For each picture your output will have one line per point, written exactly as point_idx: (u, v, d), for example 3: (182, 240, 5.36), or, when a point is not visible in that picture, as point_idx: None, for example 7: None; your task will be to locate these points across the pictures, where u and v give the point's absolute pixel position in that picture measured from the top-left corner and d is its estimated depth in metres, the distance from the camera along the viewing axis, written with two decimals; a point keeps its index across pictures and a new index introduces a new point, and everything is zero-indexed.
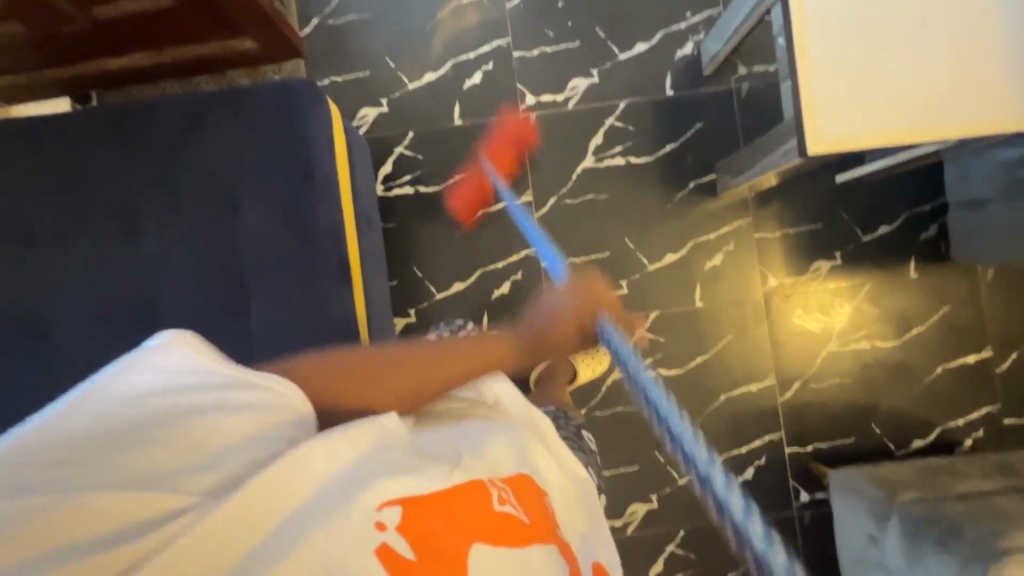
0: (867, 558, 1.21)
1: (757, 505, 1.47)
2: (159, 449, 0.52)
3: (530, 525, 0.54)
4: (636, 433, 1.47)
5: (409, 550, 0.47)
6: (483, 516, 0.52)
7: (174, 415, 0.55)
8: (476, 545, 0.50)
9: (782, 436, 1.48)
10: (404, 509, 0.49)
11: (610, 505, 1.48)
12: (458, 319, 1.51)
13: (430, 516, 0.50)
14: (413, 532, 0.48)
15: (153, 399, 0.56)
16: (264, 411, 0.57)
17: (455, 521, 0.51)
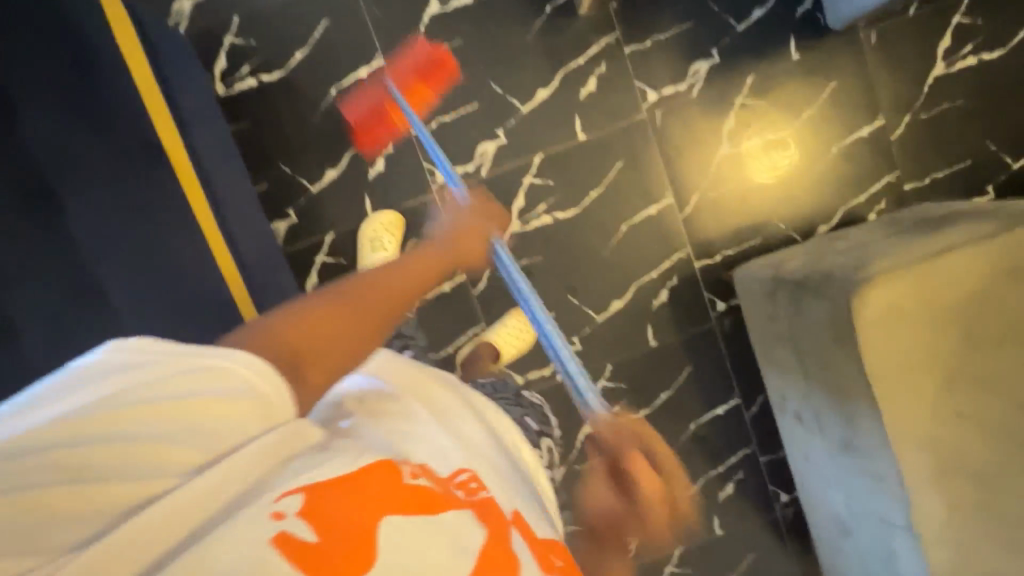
0: (767, 339, 1.22)
1: (677, 324, 1.48)
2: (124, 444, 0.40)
3: (444, 493, 0.47)
4: (544, 282, 1.46)
5: (312, 533, 0.38)
6: (394, 490, 0.44)
7: (144, 403, 0.42)
8: (385, 518, 0.42)
9: (689, 251, 1.46)
10: (307, 494, 0.41)
11: (534, 357, 1.49)
12: (341, 208, 1.44)
13: (333, 495, 0.41)
14: (317, 517, 0.40)
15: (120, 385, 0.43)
16: (229, 372, 0.46)
17: (360, 497, 0.42)
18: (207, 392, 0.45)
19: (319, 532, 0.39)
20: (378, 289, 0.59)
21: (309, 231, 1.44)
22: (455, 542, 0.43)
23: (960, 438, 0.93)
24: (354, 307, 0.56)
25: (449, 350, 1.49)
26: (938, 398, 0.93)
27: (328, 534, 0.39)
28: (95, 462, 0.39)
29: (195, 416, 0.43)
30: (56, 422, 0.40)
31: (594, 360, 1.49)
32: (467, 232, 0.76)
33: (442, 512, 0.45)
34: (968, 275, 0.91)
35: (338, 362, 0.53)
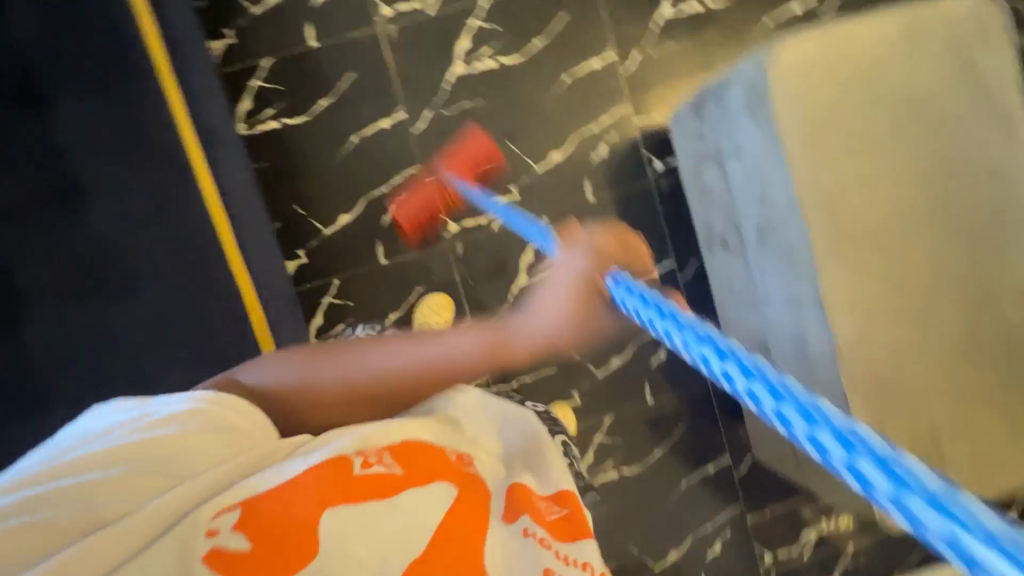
0: (698, 166, 1.25)
1: (617, 181, 1.49)
2: (141, 475, 0.56)
3: (400, 477, 0.56)
4: (484, 127, 1.46)
5: (243, 542, 0.49)
6: (343, 480, 0.54)
7: (147, 443, 0.58)
8: (330, 509, 0.51)
9: (631, 109, 1.48)
10: (242, 508, 0.51)
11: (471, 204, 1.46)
12: (282, 34, 1.41)
13: (268, 500, 0.52)
14: (251, 526, 0.50)
15: (126, 446, 0.58)
16: (202, 414, 0.61)
17: (301, 493, 0.53)
18: (207, 437, 0.60)
19: (252, 540, 0.49)
20: (382, 358, 0.72)
21: (247, 54, 1.40)
22: (413, 530, 0.52)
23: (863, 204, 0.95)
24: (349, 382, 0.70)
25: (383, 191, 1.45)
26: (840, 163, 0.95)
27: (259, 539, 0.49)
28: (125, 489, 0.55)
29: (175, 449, 0.58)
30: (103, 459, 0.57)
31: (532, 211, 1.48)
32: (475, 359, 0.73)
33: (395, 496, 0.54)
34: (871, 45, 0.95)
35: (330, 416, 0.70)
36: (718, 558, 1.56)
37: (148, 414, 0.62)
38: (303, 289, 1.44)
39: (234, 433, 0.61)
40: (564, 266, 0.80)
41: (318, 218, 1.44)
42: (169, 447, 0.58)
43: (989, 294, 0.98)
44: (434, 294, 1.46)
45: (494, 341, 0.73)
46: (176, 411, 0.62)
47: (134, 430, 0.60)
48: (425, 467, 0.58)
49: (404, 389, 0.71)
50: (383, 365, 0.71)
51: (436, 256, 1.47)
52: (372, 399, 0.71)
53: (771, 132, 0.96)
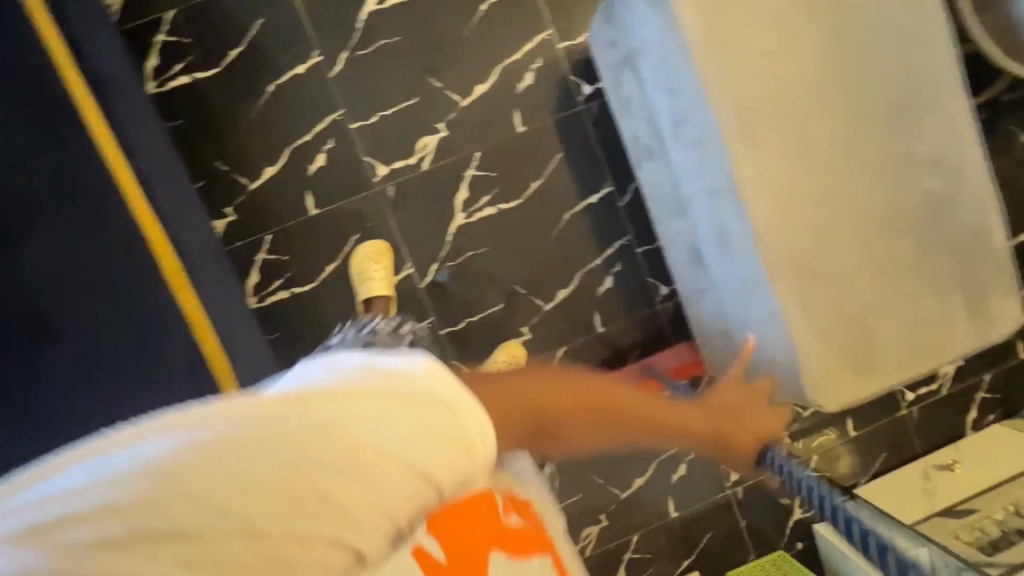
0: (617, 76, 1.21)
1: (546, 109, 1.46)
2: (226, 487, 0.34)
3: (532, 536, 0.51)
4: (404, 64, 1.42)
5: (439, 552, 0.41)
6: (504, 521, 0.48)
7: (352, 406, 0.40)
8: (494, 552, 0.46)
9: (553, 33, 1.45)
10: (439, 528, 0.41)
11: (399, 144, 1.43)
12: None
13: (465, 523, 0.43)
14: (446, 538, 0.41)
15: (271, 407, 0.38)
16: (414, 393, 0.42)
17: (486, 531, 0.45)
18: (408, 449, 0.39)
19: (447, 552, 0.42)
20: (587, 386, 0.62)
21: (147, 9, 1.34)
22: None
23: (771, 77, 0.92)
24: (546, 394, 0.57)
25: (307, 139, 1.41)
26: (742, 39, 0.92)
27: (452, 557, 0.42)
28: (272, 482, 0.35)
29: (372, 433, 0.39)
30: (180, 448, 0.35)
31: (462, 147, 1.44)
32: (688, 413, 0.73)
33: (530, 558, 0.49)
34: None
35: (520, 426, 0.54)
36: (683, 479, 1.57)
37: (348, 369, 0.42)
38: (235, 247, 1.41)
39: (410, 410, 0.41)
40: (724, 380, 0.82)
41: (242, 173, 1.40)
42: (312, 433, 0.37)
43: (907, 161, 0.96)
44: (370, 241, 1.43)
45: (646, 399, 0.69)
46: (370, 373, 0.42)
47: (285, 395, 0.40)
48: (539, 531, 0.55)
49: (592, 420, 0.61)
50: (586, 383, 0.62)
51: (368, 202, 1.43)
52: (569, 412, 0.58)
53: (671, 11, 0.92)
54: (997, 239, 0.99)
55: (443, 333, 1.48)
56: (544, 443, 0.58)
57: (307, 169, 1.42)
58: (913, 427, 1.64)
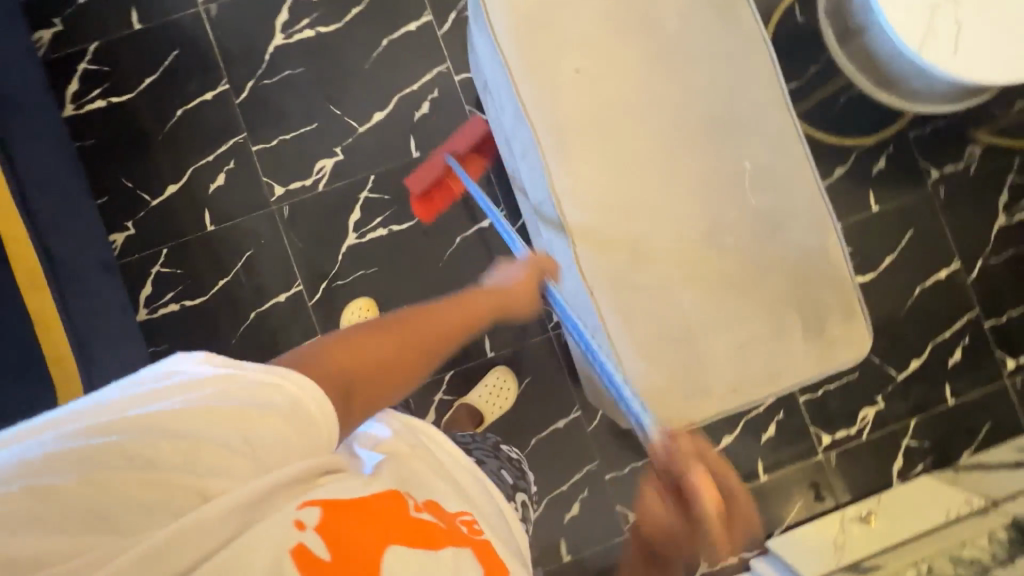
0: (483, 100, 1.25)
1: (441, 136, 1.51)
2: (108, 470, 0.43)
3: (442, 528, 0.56)
4: (306, 92, 1.49)
5: (326, 550, 0.47)
6: (400, 519, 0.54)
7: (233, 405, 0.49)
8: (391, 547, 0.50)
9: (450, 66, 1.52)
10: (322, 511, 0.49)
11: (298, 168, 1.49)
12: (107, 21, 1.48)
13: (348, 520, 0.50)
14: (332, 536, 0.48)
15: (178, 400, 0.48)
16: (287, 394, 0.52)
17: (369, 522, 0.51)
18: (253, 433, 0.48)
19: (333, 550, 0.47)
20: (378, 334, 0.67)
21: (73, 42, 1.47)
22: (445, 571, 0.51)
23: (585, 93, 0.94)
24: (362, 354, 0.63)
25: (209, 160, 1.48)
26: (554, 57, 0.95)
27: (340, 552, 0.47)
28: (141, 452, 0.45)
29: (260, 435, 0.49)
30: (77, 444, 0.44)
31: (358, 171, 1.49)
32: (503, 293, 0.91)
33: (438, 546, 0.53)
34: None
35: (376, 392, 0.63)
36: (576, 520, 1.47)
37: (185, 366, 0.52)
38: (131, 260, 1.45)
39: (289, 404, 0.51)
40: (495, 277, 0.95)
41: (145, 189, 1.47)
42: (190, 416, 0.47)
43: (729, 176, 0.95)
44: (362, 296, 1.47)
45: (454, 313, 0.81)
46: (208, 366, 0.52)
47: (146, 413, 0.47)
48: (451, 525, 0.59)
49: (404, 356, 0.68)
50: (396, 331, 0.69)
51: (263, 220, 1.48)
52: (383, 363, 0.64)
53: (490, 30, 0.96)
54: (833, 258, 0.96)
55: None
56: (377, 398, 0.63)
57: (206, 187, 1.48)
58: (834, 476, 1.52)
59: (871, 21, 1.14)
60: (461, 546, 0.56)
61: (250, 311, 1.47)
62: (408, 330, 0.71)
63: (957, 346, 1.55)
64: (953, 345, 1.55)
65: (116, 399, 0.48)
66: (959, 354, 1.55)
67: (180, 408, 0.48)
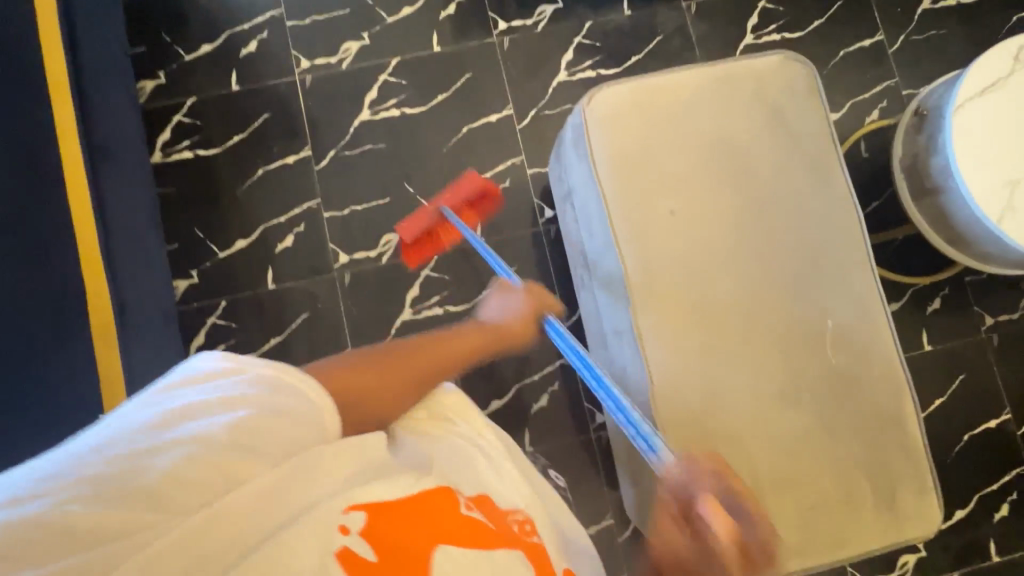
0: (560, 207, 1.29)
1: (507, 224, 1.55)
2: (129, 473, 0.51)
3: (493, 531, 0.59)
4: (384, 168, 1.55)
5: (371, 553, 0.52)
6: (450, 517, 0.59)
7: (226, 408, 0.57)
8: (442, 546, 0.54)
9: (524, 159, 1.57)
10: (369, 517, 0.56)
11: (365, 238, 1.52)
12: (208, 78, 1.56)
13: (393, 523, 0.56)
14: (376, 539, 0.53)
15: (178, 411, 0.55)
16: (274, 390, 0.60)
17: (419, 525, 0.56)
18: (252, 429, 0.57)
19: (379, 552, 0.52)
20: (362, 367, 0.72)
21: (173, 93, 1.54)
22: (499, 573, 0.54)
23: (677, 233, 0.97)
24: (353, 382, 0.69)
25: (280, 220, 1.52)
26: (650, 195, 0.98)
27: (386, 554, 0.52)
28: (157, 458, 0.53)
29: (253, 425, 0.57)
30: (98, 464, 0.51)
31: None
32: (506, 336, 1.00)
33: (491, 547, 0.57)
34: (685, 86, 1.01)
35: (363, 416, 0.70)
36: None
37: (169, 381, 0.58)
38: (189, 308, 1.47)
39: (279, 401, 0.60)
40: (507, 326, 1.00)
41: (215, 241, 1.50)
42: (195, 420, 0.55)
43: (810, 333, 0.96)
44: None
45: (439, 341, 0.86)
46: (193, 378, 0.58)
47: (148, 423, 0.54)
48: (511, 531, 0.62)
49: (392, 387, 0.74)
50: (375, 362, 0.74)
51: (323, 285, 1.50)
52: (368, 393, 0.71)
53: (590, 162, 1.00)
54: (908, 429, 0.95)
55: None
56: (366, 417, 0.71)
57: (273, 245, 1.51)
58: None
59: (948, 186, 1.17)
60: (515, 550, 0.59)
61: None
62: (389, 361, 0.76)
63: (1003, 501, 1.51)
64: (999, 498, 1.51)
65: (115, 425, 0.54)
66: (1006, 509, 1.51)
67: (182, 414, 0.55)
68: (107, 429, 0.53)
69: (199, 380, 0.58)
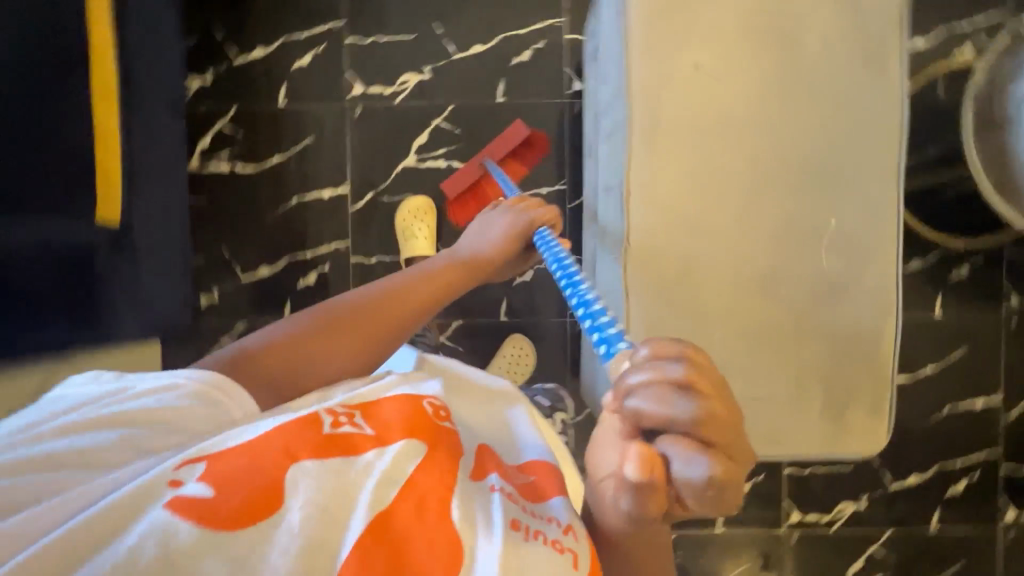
0: (587, 67, 1.20)
1: (532, 89, 1.46)
2: (34, 471, 0.48)
3: (367, 438, 0.54)
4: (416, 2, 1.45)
5: (207, 488, 0.44)
6: (313, 433, 0.52)
7: (140, 408, 0.56)
8: (297, 463, 0.48)
9: (565, 22, 1.45)
10: (206, 464, 0.47)
11: (383, 73, 1.46)
12: None
13: (231, 456, 0.47)
14: (213, 477, 0.45)
15: (100, 412, 0.55)
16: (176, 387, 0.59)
17: (252, 449, 0.48)
18: (173, 425, 0.56)
19: (216, 487, 0.44)
20: (281, 342, 0.70)
21: None
22: (369, 481, 0.48)
23: (695, 90, 0.89)
24: (280, 360, 0.68)
25: (302, 36, 1.46)
26: (678, 43, 0.89)
27: (223, 485, 0.44)
28: (64, 465, 0.49)
29: (165, 418, 0.56)
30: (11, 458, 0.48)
31: (439, 97, 1.46)
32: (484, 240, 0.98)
33: (361, 453, 0.51)
34: None
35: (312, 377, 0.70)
36: None
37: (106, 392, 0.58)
38: (199, 107, 1.46)
39: (192, 393, 0.59)
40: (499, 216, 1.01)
41: (234, 44, 1.46)
42: (108, 423, 0.54)
43: (807, 229, 0.89)
44: (416, 196, 1.47)
45: (388, 292, 0.79)
46: (138, 388, 0.58)
47: (84, 414, 0.55)
48: (388, 432, 0.55)
49: (292, 364, 0.69)
50: (312, 314, 0.74)
51: (334, 113, 1.47)
52: (294, 366, 0.69)
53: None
54: (881, 350, 0.91)
55: (353, 261, 1.49)
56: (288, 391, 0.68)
57: (291, 61, 1.46)
58: (789, 555, 1.50)
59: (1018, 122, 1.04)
60: (392, 447, 0.53)
61: (293, 196, 1.48)
62: (317, 313, 0.74)
63: (964, 477, 1.48)
64: (961, 473, 1.48)
65: (37, 426, 0.53)
66: (964, 485, 1.48)
67: (94, 419, 0.54)
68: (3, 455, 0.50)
69: (117, 398, 0.58)
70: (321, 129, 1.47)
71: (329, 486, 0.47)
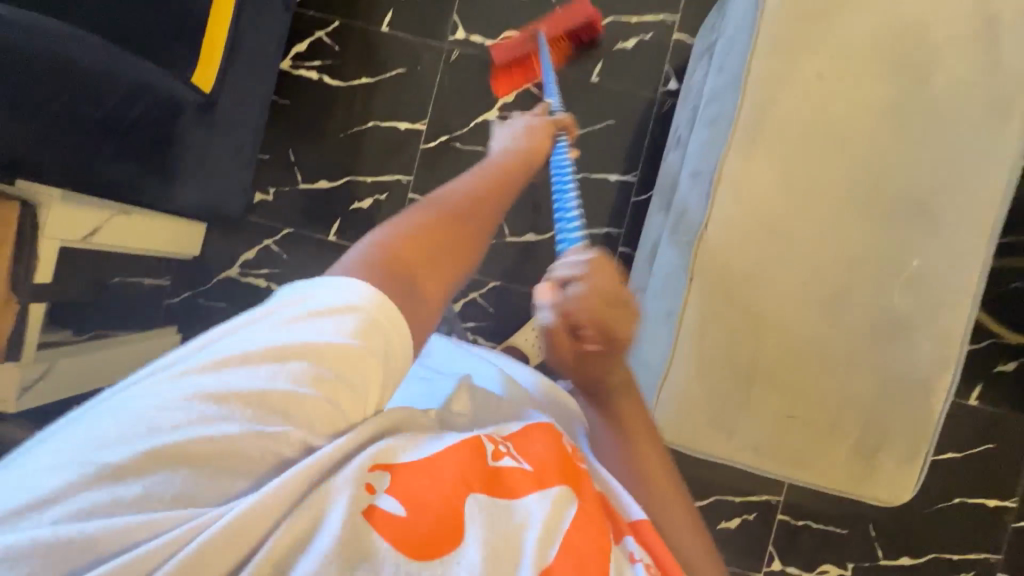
0: (695, 62, 1.19)
1: (627, 77, 1.46)
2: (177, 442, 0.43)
3: (529, 470, 0.56)
4: None
5: (400, 507, 0.48)
6: (482, 466, 0.54)
7: (296, 339, 0.48)
8: (472, 495, 0.51)
9: (677, 21, 1.45)
10: (394, 476, 0.50)
11: (488, 25, 1.47)
12: None
13: (414, 475, 0.51)
14: (401, 493, 0.49)
15: (257, 353, 0.47)
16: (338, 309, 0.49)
17: (437, 476, 0.51)
18: (348, 373, 0.49)
19: (406, 506, 0.48)
20: (387, 241, 0.57)
21: None
22: (544, 520, 0.52)
23: (812, 97, 0.87)
24: (396, 256, 0.56)
25: None
26: (806, 48, 0.88)
27: (414, 509, 0.48)
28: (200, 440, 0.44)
29: (328, 357, 0.48)
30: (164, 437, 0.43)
31: None
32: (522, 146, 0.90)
33: (520, 493, 0.53)
34: None
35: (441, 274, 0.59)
36: None
37: (256, 320, 0.49)
38: (304, 13, 1.48)
39: (357, 344, 0.50)
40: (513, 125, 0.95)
41: None
42: (272, 353, 0.47)
43: (889, 263, 0.87)
44: None
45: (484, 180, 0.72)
46: (299, 310, 0.49)
47: (260, 337, 0.48)
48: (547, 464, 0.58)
49: (425, 247, 0.59)
50: (405, 222, 0.60)
51: (431, 51, 1.48)
52: (411, 258, 0.56)
53: None
54: (932, 403, 0.88)
55: (410, 197, 1.50)
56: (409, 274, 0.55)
57: None
58: None
59: None
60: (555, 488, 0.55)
61: (369, 120, 1.49)
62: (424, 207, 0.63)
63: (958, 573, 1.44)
64: (953, 568, 1.44)
65: (192, 366, 0.46)
66: None
67: (227, 354, 0.47)
68: (157, 396, 0.44)
69: (275, 331, 0.48)
70: (414, 63, 1.48)
71: (496, 519, 0.50)
